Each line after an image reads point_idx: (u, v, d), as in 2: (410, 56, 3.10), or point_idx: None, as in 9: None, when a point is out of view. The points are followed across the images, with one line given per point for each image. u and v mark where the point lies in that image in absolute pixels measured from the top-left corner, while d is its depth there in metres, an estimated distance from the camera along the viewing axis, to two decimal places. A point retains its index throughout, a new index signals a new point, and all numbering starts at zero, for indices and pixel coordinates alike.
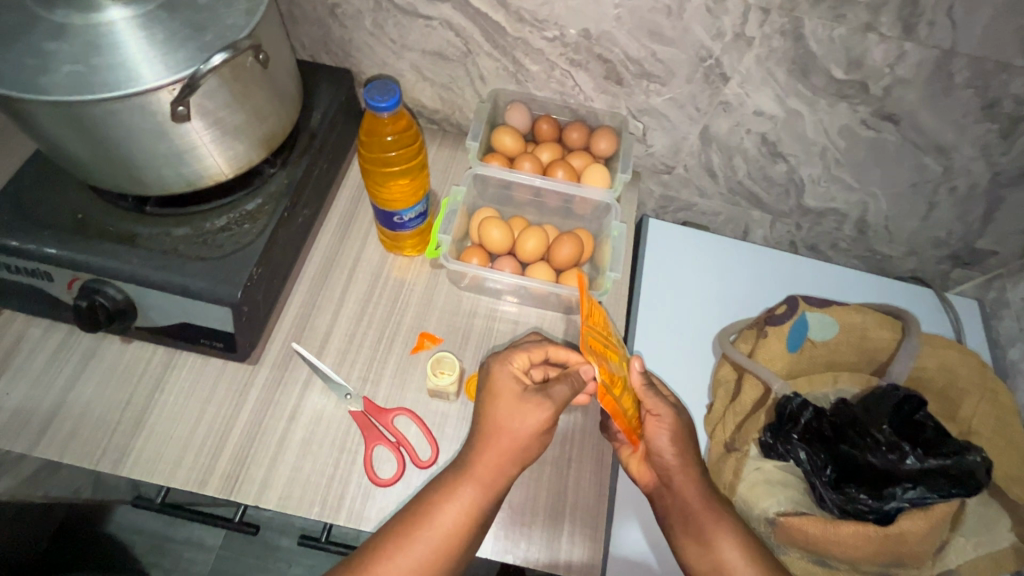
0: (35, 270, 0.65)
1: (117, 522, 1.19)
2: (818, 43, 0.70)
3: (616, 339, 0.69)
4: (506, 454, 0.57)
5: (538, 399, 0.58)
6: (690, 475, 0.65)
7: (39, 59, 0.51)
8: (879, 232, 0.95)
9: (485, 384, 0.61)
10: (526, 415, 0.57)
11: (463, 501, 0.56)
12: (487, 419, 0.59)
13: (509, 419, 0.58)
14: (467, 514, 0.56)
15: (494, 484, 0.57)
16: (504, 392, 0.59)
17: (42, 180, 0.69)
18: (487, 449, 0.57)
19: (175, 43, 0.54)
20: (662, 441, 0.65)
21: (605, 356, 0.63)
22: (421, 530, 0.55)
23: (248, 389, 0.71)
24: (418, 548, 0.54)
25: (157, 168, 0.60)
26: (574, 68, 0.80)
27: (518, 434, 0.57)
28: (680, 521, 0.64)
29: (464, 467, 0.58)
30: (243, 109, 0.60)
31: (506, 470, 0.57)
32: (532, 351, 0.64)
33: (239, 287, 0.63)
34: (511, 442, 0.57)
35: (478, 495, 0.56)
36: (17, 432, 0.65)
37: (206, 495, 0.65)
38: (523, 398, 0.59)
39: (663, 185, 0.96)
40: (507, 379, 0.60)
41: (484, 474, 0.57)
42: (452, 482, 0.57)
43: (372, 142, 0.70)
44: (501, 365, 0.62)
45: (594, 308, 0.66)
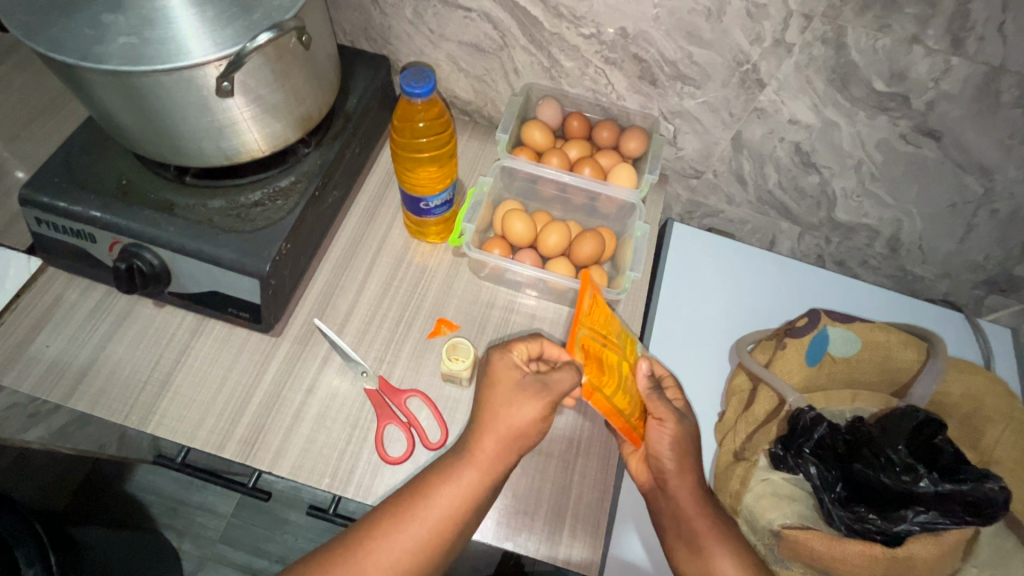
0: (80, 231, 0.68)
1: (137, 482, 1.26)
2: (860, 53, 0.69)
3: (622, 339, 0.69)
4: (504, 437, 0.58)
5: (536, 387, 0.58)
6: (687, 481, 0.64)
7: (96, 29, 0.54)
8: (911, 251, 0.93)
9: (486, 371, 0.62)
10: (523, 404, 0.57)
11: (462, 484, 0.57)
12: (486, 406, 0.59)
13: (507, 407, 0.58)
14: (465, 497, 0.57)
15: (494, 469, 0.58)
16: (504, 380, 0.60)
17: (92, 146, 0.72)
18: (487, 433, 0.58)
19: (223, 21, 0.56)
20: (660, 444, 0.64)
21: (601, 355, 0.63)
22: (419, 509, 0.56)
23: (270, 359, 0.73)
24: (415, 527, 0.55)
25: (199, 141, 0.62)
26: (609, 66, 0.80)
27: (516, 420, 0.57)
28: (674, 527, 0.64)
29: (464, 450, 0.59)
30: (283, 88, 0.62)
31: (505, 456, 0.58)
32: (532, 343, 0.64)
33: (268, 260, 0.66)
34: (509, 426, 0.57)
35: (478, 478, 0.57)
36: (54, 384, 0.69)
37: (223, 458, 0.67)
38: (523, 386, 0.59)
39: (691, 189, 0.95)
40: (507, 367, 0.60)
41: (483, 458, 0.57)
42: (453, 466, 0.58)
43: (405, 129, 0.72)
44: (502, 353, 0.62)
45: (596, 308, 0.66)
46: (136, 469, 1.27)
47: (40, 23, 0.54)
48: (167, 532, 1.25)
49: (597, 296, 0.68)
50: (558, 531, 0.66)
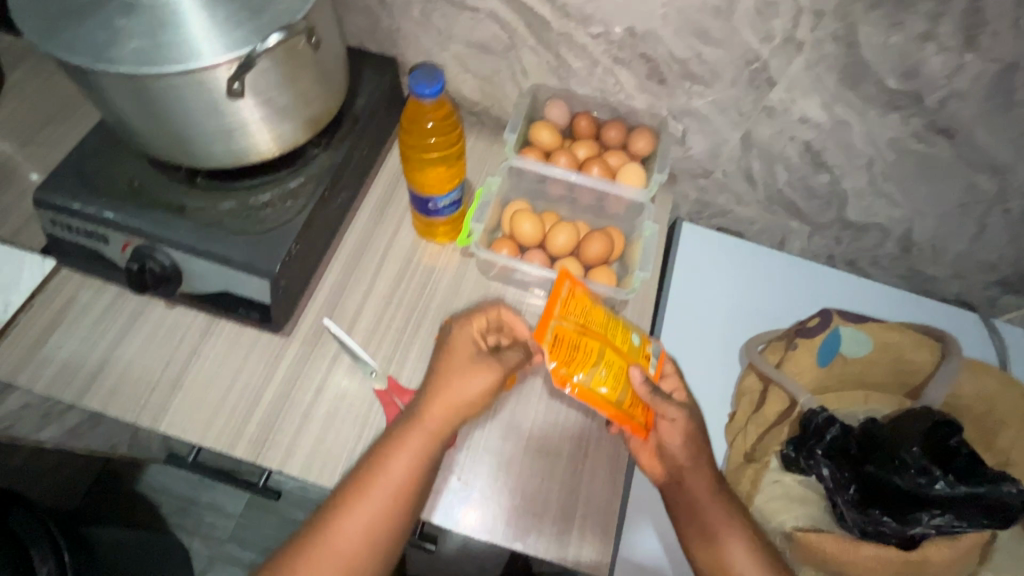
0: (93, 233, 0.69)
1: (147, 481, 1.28)
2: (872, 50, 0.68)
3: (620, 329, 0.69)
4: (435, 433, 0.62)
5: (487, 362, 0.64)
6: (704, 476, 0.65)
7: (109, 32, 0.54)
8: (924, 250, 0.91)
9: (444, 342, 0.67)
10: (474, 377, 0.63)
11: (413, 449, 0.61)
12: (438, 375, 0.64)
13: (458, 377, 0.63)
14: (417, 460, 0.61)
15: (442, 431, 0.62)
16: (455, 351, 0.65)
17: (103, 148, 0.73)
18: (417, 430, 0.62)
19: (234, 22, 0.56)
20: (674, 443, 0.66)
21: (580, 343, 0.64)
22: (376, 481, 0.60)
23: (280, 359, 0.74)
24: (376, 496, 0.60)
25: (210, 143, 0.63)
26: (617, 66, 0.80)
27: (461, 387, 0.63)
28: (692, 523, 0.65)
29: (393, 443, 0.61)
30: (292, 90, 0.63)
31: (452, 420, 0.63)
32: (490, 314, 0.68)
33: (278, 261, 0.66)
34: (454, 404, 0.63)
35: (411, 470, 0.60)
36: (67, 384, 0.70)
37: (234, 458, 0.67)
38: (472, 360, 0.65)
39: (699, 189, 0.94)
40: (464, 340, 0.66)
41: (432, 422, 0.62)
42: (382, 460, 0.61)
43: (413, 130, 0.71)
44: (458, 327, 0.67)
45: (577, 298, 0.67)
46: (145, 469, 1.28)
47: (54, 28, 0.55)
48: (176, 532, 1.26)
49: (579, 287, 0.69)
50: (567, 532, 0.65)
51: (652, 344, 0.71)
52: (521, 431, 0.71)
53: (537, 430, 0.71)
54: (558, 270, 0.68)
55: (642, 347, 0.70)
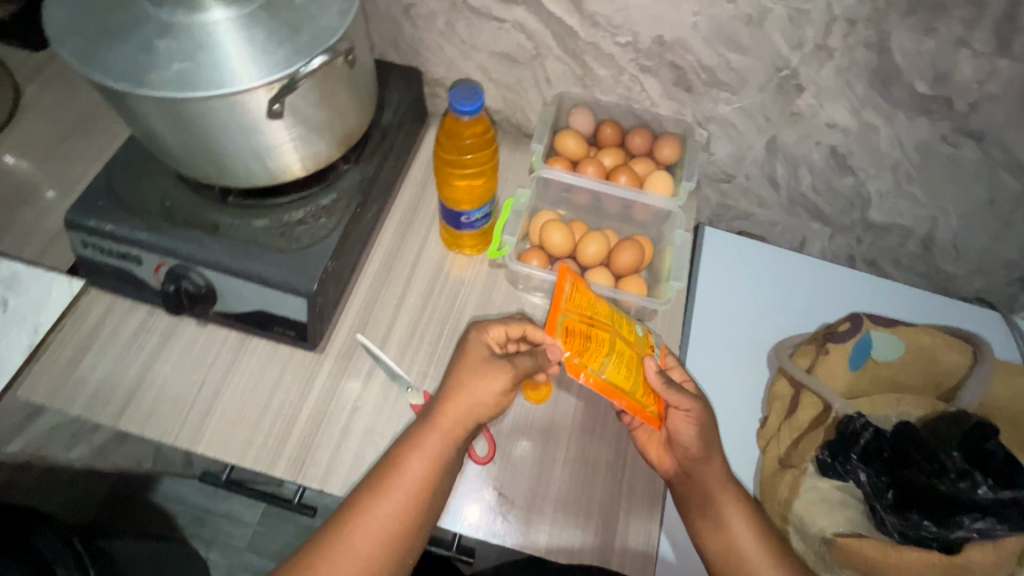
0: (126, 254, 0.68)
1: (163, 492, 1.27)
2: (904, 56, 0.68)
3: (627, 325, 0.70)
4: (449, 433, 0.62)
5: (500, 364, 0.63)
6: (715, 466, 0.67)
7: (149, 56, 0.54)
8: (946, 249, 0.92)
9: (459, 343, 0.66)
10: (487, 379, 0.62)
11: (428, 449, 0.62)
12: (452, 375, 0.64)
13: (471, 378, 0.63)
14: (433, 461, 0.61)
15: (455, 432, 0.62)
16: (471, 355, 0.64)
17: (132, 167, 0.72)
18: (433, 432, 0.62)
19: (274, 43, 0.56)
20: (684, 433, 0.66)
21: (590, 335, 0.65)
22: (393, 480, 0.61)
23: (315, 376, 0.74)
24: (393, 495, 0.60)
25: (246, 162, 0.62)
26: (644, 74, 0.80)
27: (480, 391, 0.62)
28: (701, 513, 0.66)
29: (408, 442, 0.62)
30: (329, 108, 0.62)
31: (466, 422, 0.63)
32: (511, 326, 0.66)
33: (315, 279, 0.66)
34: (471, 406, 0.62)
35: (427, 470, 0.61)
36: (103, 405, 0.70)
37: (274, 476, 0.67)
38: (488, 362, 0.64)
39: (721, 193, 0.94)
40: (478, 344, 0.65)
41: (447, 423, 0.62)
42: (398, 459, 0.61)
43: (450, 144, 0.71)
44: (473, 330, 0.66)
45: (581, 292, 0.69)
46: (162, 480, 1.27)
47: (93, 51, 0.54)
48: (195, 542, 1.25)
49: (583, 282, 0.71)
50: (609, 542, 0.66)
51: (654, 338, 0.73)
52: (559, 443, 0.71)
53: (574, 440, 0.72)
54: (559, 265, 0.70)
55: (646, 340, 0.71)
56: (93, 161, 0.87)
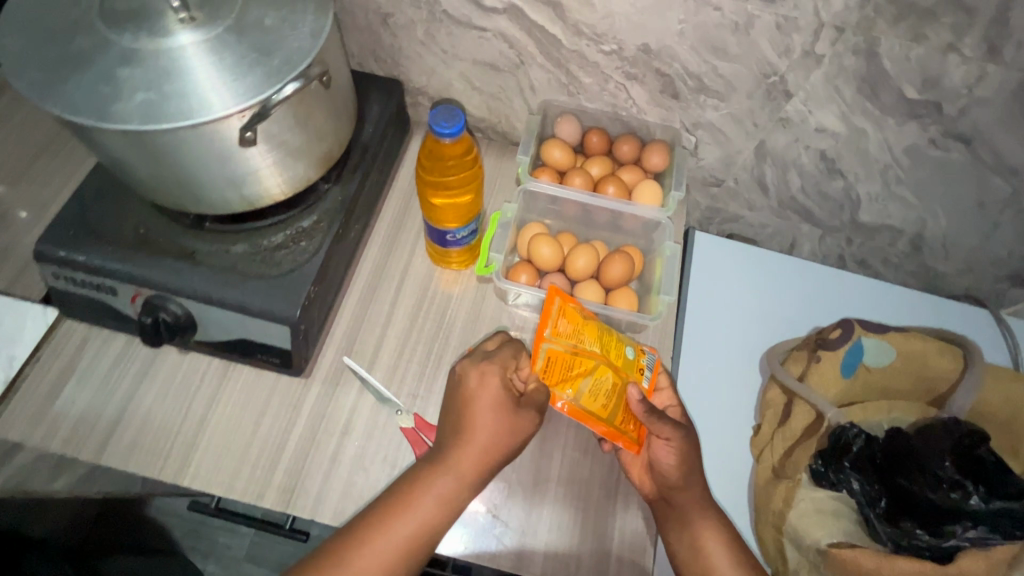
0: (100, 285, 0.66)
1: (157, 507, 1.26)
2: (893, 62, 0.67)
3: (616, 346, 0.70)
4: (466, 478, 0.60)
5: (530, 417, 0.63)
6: (694, 491, 0.66)
7: (111, 86, 0.51)
8: (935, 249, 0.91)
9: (474, 386, 0.62)
10: (517, 430, 0.62)
11: (440, 491, 0.59)
12: (473, 419, 0.61)
13: (498, 428, 0.61)
14: (442, 504, 0.59)
15: (472, 478, 0.60)
16: (492, 398, 0.61)
17: (103, 193, 0.69)
18: (447, 474, 0.59)
19: (243, 67, 0.53)
20: (665, 461, 0.66)
21: (572, 362, 0.67)
22: (398, 520, 0.57)
23: (302, 402, 0.72)
24: (396, 536, 0.57)
25: (221, 190, 0.60)
26: (630, 81, 0.78)
27: (502, 437, 0.61)
28: (676, 535, 0.66)
29: (419, 481, 0.59)
30: (305, 131, 0.60)
31: (484, 469, 0.60)
32: (526, 359, 0.66)
33: (298, 306, 0.64)
34: (488, 449, 0.60)
35: (435, 513, 0.58)
36: (84, 441, 0.68)
37: (264, 508, 0.66)
38: (516, 412, 0.62)
39: (710, 197, 0.93)
40: (502, 390, 0.62)
41: (465, 468, 0.60)
42: (408, 498, 0.58)
43: (431, 164, 0.70)
44: (493, 373, 0.62)
45: (570, 314, 0.70)
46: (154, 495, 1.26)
47: (52, 82, 0.51)
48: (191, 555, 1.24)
49: (573, 304, 0.71)
50: (604, 562, 0.67)
51: (647, 358, 0.72)
52: (551, 463, 0.72)
53: (568, 458, 0.72)
54: (548, 287, 0.71)
55: (636, 360, 0.71)
56: (63, 182, 0.84)
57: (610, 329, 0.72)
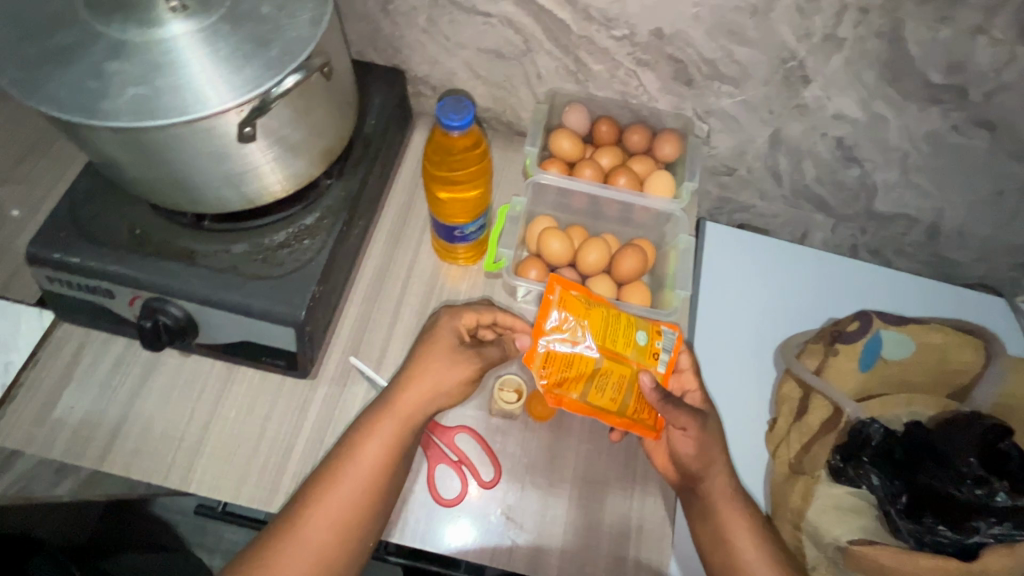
0: (96, 287, 0.64)
1: None
2: (918, 45, 0.65)
3: (624, 334, 0.65)
4: (407, 419, 0.60)
5: (469, 356, 0.64)
6: (720, 477, 0.64)
7: (100, 81, 0.49)
8: (951, 237, 0.89)
9: (428, 330, 0.65)
10: (456, 368, 0.63)
11: (383, 436, 0.59)
12: (417, 363, 0.62)
13: (438, 367, 0.62)
14: (387, 447, 0.59)
15: (413, 418, 0.61)
16: (439, 339, 0.64)
17: (96, 192, 0.67)
18: (388, 417, 0.60)
19: (240, 59, 0.50)
20: (687, 448, 0.64)
21: (572, 361, 0.64)
22: (345, 467, 0.58)
23: (308, 405, 0.70)
24: (345, 485, 0.57)
25: (219, 188, 0.57)
26: (641, 68, 0.75)
27: (446, 377, 0.62)
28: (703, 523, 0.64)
29: (363, 430, 0.60)
30: (305, 125, 0.57)
31: (428, 407, 0.61)
32: (481, 312, 0.66)
33: (303, 307, 0.61)
34: (431, 392, 0.61)
35: (383, 457, 0.59)
36: (85, 448, 0.66)
37: (272, 513, 0.65)
38: (459, 351, 0.64)
39: (721, 186, 0.91)
40: (447, 331, 0.64)
41: (405, 408, 0.60)
42: (354, 448, 0.59)
43: (440, 159, 0.67)
44: (444, 316, 0.65)
45: (572, 305, 0.65)
46: None
47: (36, 77, 0.48)
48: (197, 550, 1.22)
49: (576, 292, 0.66)
50: (621, 563, 0.66)
51: (664, 340, 0.67)
52: (565, 463, 0.71)
53: (581, 458, 0.71)
54: (549, 276, 0.67)
55: (649, 345, 0.66)
56: (60, 180, 0.81)
57: (621, 313, 0.67)
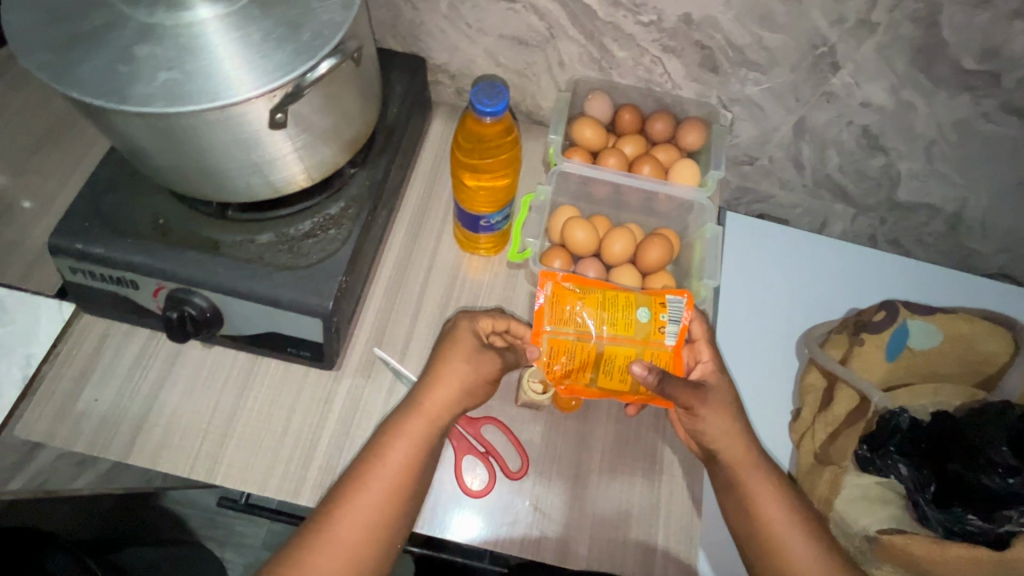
0: (120, 278, 0.63)
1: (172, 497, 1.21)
2: (952, 30, 0.64)
3: (623, 316, 0.64)
4: (433, 420, 0.59)
5: (492, 357, 0.62)
6: (739, 449, 0.60)
7: (131, 65, 0.47)
8: (973, 228, 0.87)
9: (447, 331, 0.63)
10: (478, 370, 0.61)
11: (412, 436, 0.58)
12: (437, 364, 0.61)
13: (462, 369, 0.60)
14: (417, 447, 0.58)
15: (441, 418, 0.59)
16: (459, 340, 0.61)
17: (117, 181, 0.66)
18: (416, 416, 0.59)
19: (272, 43, 0.50)
20: (712, 428, 0.60)
21: (576, 352, 0.64)
22: (375, 467, 0.57)
23: (332, 397, 0.70)
24: (375, 485, 0.56)
25: (247, 176, 0.56)
26: (667, 55, 0.74)
27: (468, 378, 0.60)
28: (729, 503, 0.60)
29: (390, 430, 0.59)
30: (334, 112, 0.57)
31: (454, 407, 0.60)
32: (498, 319, 0.65)
33: (330, 298, 0.61)
34: (456, 393, 0.60)
35: (413, 457, 0.58)
36: (110, 440, 0.65)
37: (300, 505, 0.64)
38: (482, 351, 0.62)
39: (741, 176, 0.89)
40: (468, 332, 0.62)
41: (432, 408, 0.59)
42: (381, 447, 0.58)
43: (471, 148, 0.68)
44: (462, 317, 0.63)
45: (564, 298, 0.65)
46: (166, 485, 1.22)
47: (66, 62, 0.47)
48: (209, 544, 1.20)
49: (568, 285, 0.66)
50: (650, 554, 0.65)
51: (670, 313, 0.64)
52: (592, 453, 0.70)
53: (608, 449, 0.71)
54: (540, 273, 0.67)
55: (653, 321, 0.64)
56: (77, 169, 0.80)
57: (621, 294, 0.66)
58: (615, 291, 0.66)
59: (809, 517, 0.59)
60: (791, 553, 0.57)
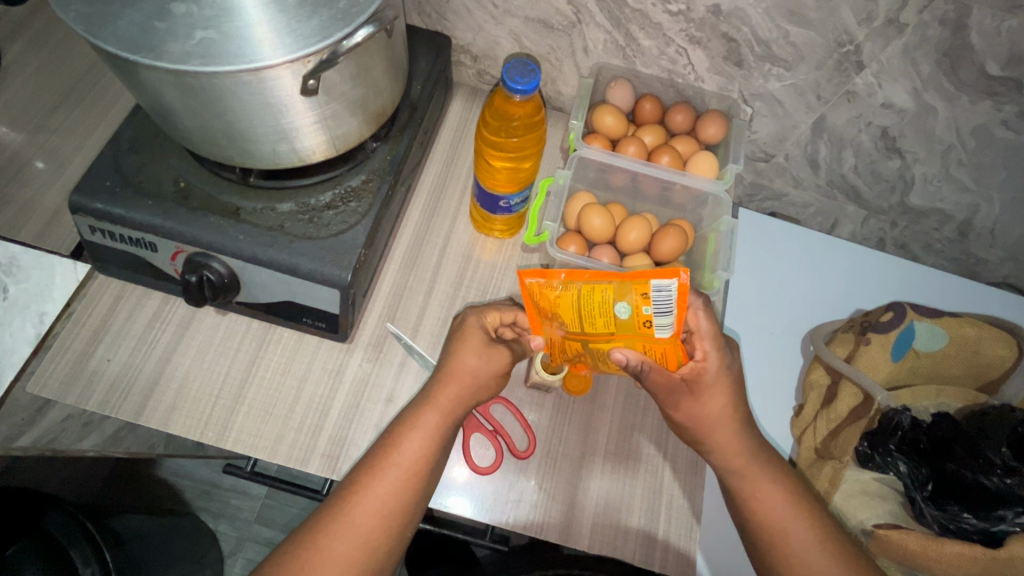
0: (139, 240, 0.63)
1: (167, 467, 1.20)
2: (981, 34, 0.65)
3: (603, 314, 0.60)
4: (447, 413, 0.60)
5: (501, 350, 0.62)
6: (741, 442, 0.61)
7: (168, 23, 0.48)
8: (981, 235, 0.87)
9: (456, 329, 0.64)
10: (485, 365, 0.60)
11: (427, 428, 0.59)
12: (449, 362, 0.61)
13: (473, 367, 0.60)
14: (431, 438, 0.59)
15: (454, 412, 0.60)
16: (469, 337, 0.62)
17: (140, 143, 0.66)
18: (430, 409, 0.59)
19: (309, 9, 0.50)
20: (712, 432, 0.61)
21: (568, 345, 0.64)
22: (391, 456, 0.57)
23: (344, 368, 0.70)
24: (391, 473, 0.57)
25: (274, 143, 0.57)
26: (692, 46, 0.75)
27: (480, 373, 0.60)
28: (740, 485, 0.61)
29: (405, 420, 0.59)
30: (364, 82, 0.57)
31: (467, 403, 0.61)
32: (505, 311, 0.65)
33: (349, 269, 0.61)
34: (468, 386, 0.60)
35: (428, 448, 0.58)
36: (121, 401, 0.66)
37: (308, 474, 0.65)
38: (491, 345, 0.62)
39: (756, 172, 0.89)
40: (476, 329, 0.62)
41: (445, 403, 0.60)
42: (396, 437, 0.58)
43: (497, 125, 0.69)
44: (470, 314, 0.64)
45: (544, 298, 0.62)
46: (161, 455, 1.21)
47: (104, 15, 0.48)
48: (202, 516, 1.20)
49: (542, 281, 0.62)
50: (651, 540, 0.66)
51: (654, 304, 0.58)
52: (598, 437, 0.71)
53: (615, 433, 0.72)
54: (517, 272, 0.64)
55: (637, 315, 0.59)
56: (100, 124, 0.80)
57: (599, 283, 0.60)
58: (593, 283, 0.60)
59: (810, 511, 0.60)
60: (790, 542, 0.58)
